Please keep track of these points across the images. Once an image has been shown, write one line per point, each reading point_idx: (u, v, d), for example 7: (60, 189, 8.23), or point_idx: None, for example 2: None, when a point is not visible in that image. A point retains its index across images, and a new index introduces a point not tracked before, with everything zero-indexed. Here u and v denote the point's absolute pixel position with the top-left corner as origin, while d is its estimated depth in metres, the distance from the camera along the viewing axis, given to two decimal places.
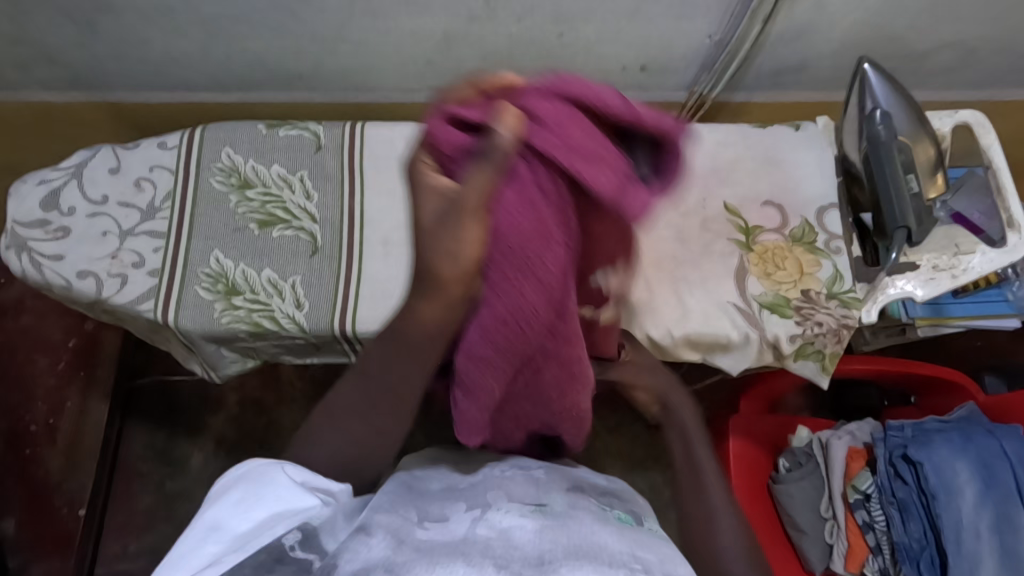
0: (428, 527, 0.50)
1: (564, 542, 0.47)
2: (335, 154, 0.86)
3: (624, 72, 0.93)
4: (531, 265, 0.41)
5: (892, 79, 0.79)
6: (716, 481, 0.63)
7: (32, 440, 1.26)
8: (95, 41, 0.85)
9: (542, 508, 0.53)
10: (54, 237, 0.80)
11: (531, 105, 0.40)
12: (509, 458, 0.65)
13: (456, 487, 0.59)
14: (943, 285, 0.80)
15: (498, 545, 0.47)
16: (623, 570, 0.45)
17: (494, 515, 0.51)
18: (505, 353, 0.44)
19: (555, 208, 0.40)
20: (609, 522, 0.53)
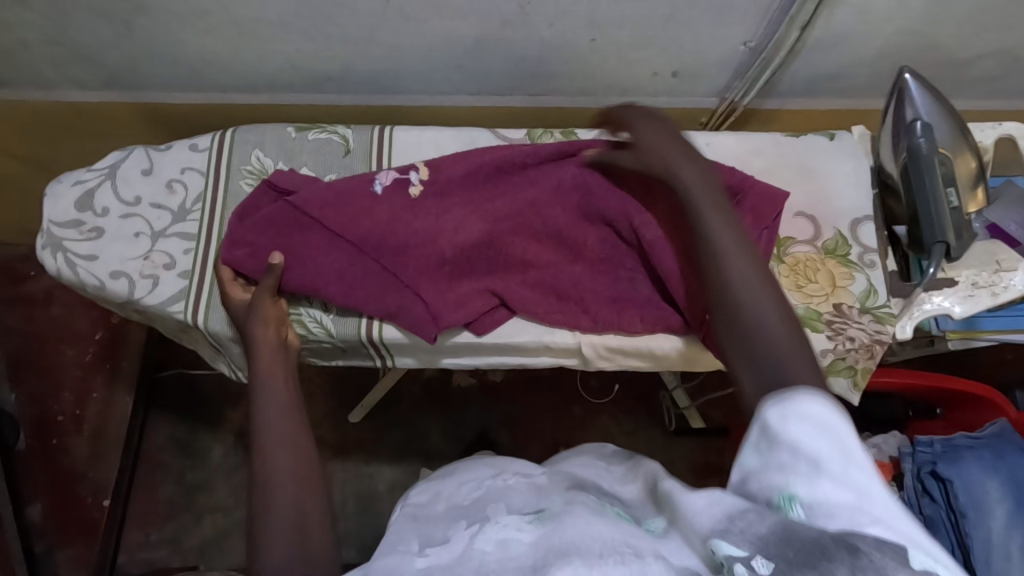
0: (428, 554, 0.50)
1: (557, 542, 0.47)
2: (365, 158, 0.86)
3: (655, 78, 0.92)
4: (302, 253, 0.76)
5: (932, 89, 0.77)
6: (714, 214, 0.52)
7: (59, 428, 1.29)
8: (129, 41, 0.86)
9: (540, 515, 0.51)
10: (87, 238, 0.81)
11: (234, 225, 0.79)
12: (512, 465, 0.62)
13: (460, 504, 0.57)
14: (982, 303, 0.78)
15: (494, 561, 0.47)
16: (612, 558, 0.44)
17: (492, 528, 0.51)
18: (366, 280, 0.76)
19: (265, 222, 0.77)
20: (607, 513, 0.51)
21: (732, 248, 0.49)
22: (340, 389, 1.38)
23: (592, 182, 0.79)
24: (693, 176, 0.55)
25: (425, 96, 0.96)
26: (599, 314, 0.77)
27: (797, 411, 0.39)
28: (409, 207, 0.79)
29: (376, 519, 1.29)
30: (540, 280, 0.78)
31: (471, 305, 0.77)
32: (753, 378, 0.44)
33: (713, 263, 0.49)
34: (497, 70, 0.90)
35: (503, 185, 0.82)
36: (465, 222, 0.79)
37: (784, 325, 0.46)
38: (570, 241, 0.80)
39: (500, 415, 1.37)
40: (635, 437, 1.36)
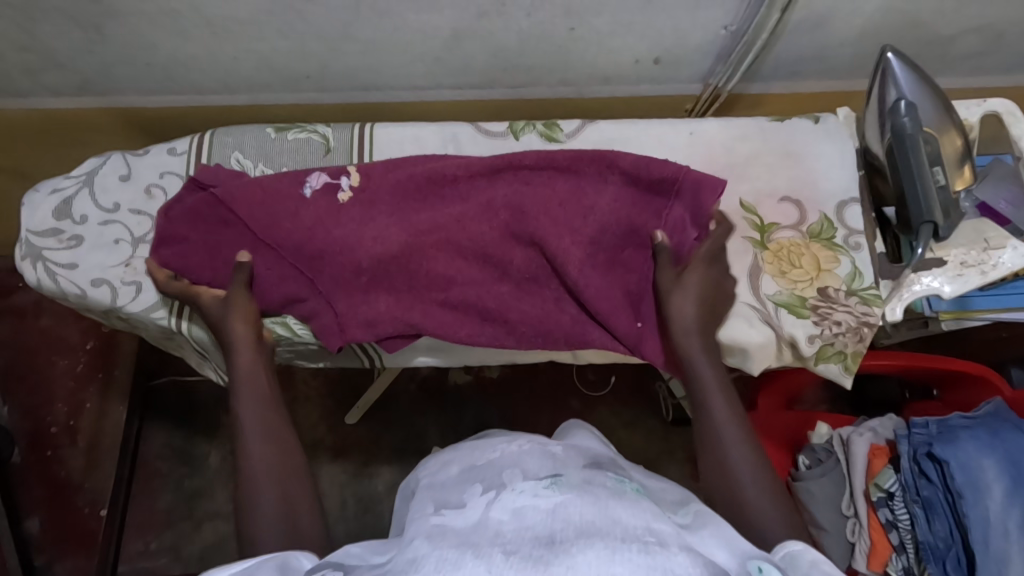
0: (442, 515, 0.51)
1: (577, 519, 0.46)
2: (345, 157, 0.85)
3: (637, 66, 0.91)
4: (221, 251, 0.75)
5: (915, 68, 0.76)
6: (716, 392, 0.65)
7: (54, 440, 1.28)
8: (102, 45, 0.84)
9: (557, 482, 0.51)
10: (66, 246, 0.80)
11: (167, 215, 0.78)
12: (526, 435, 0.63)
13: (473, 466, 0.58)
14: (972, 281, 0.78)
15: (510, 530, 0.46)
16: (636, 546, 0.43)
17: (508, 495, 0.50)
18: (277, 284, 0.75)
19: (190, 212, 0.77)
20: (625, 494, 0.51)
21: (728, 418, 0.63)
22: (334, 391, 1.37)
23: (525, 200, 0.76)
24: (699, 348, 0.68)
25: (407, 92, 0.95)
26: (523, 334, 0.75)
27: (823, 561, 0.48)
28: (333, 217, 0.76)
29: (376, 520, 1.29)
30: (461, 298, 0.75)
31: (384, 321, 0.73)
32: (736, 520, 0.58)
33: (709, 429, 0.63)
34: (478, 62, 0.89)
35: (432, 199, 0.78)
36: (385, 229, 0.76)
37: (764, 494, 0.58)
38: (496, 259, 0.76)
39: (497, 411, 1.36)
40: (632, 429, 1.36)
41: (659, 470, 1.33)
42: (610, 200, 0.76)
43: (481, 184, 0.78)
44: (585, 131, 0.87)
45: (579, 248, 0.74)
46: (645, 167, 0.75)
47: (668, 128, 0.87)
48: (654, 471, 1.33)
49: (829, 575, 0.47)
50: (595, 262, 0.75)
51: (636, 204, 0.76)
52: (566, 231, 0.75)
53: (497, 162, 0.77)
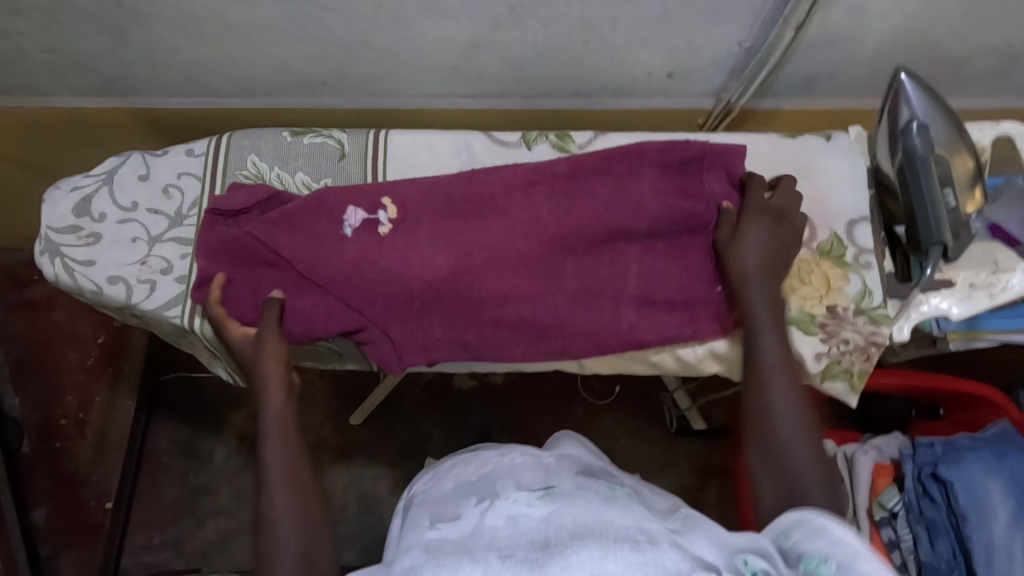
0: (439, 527, 0.51)
1: (570, 523, 0.47)
2: (359, 162, 0.86)
3: (650, 79, 0.92)
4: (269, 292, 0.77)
5: (928, 88, 0.77)
6: (777, 368, 0.65)
7: (63, 432, 1.29)
8: (124, 48, 0.86)
9: (550, 490, 0.52)
10: (85, 243, 0.81)
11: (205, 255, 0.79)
12: (519, 448, 0.64)
13: (468, 481, 0.59)
14: (980, 304, 0.78)
15: (506, 536, 0.47)
16: (628, 545, 0.44)
17: (502, 503, 0.51)
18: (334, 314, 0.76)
19: (232, 247, 0.79)
20: (618, 498, 0.52)
21: (775, 367, 0.65)
22: (340, 392, 1.38)
23: (569, 216, 0.78)
24: (760, 300, 0.70)
25: (421, 99, 0.96)
26: (578, 349, 0.78)
27: (835, 525, 0.47)
28: (376, 246, 0.78)
29: (377, 522, 1.29)
30: (518, 314, 0.77)
31: (440, 344, 0.77)
32: (774, 471, 0.58)
33: (765, 393, 0.63)
34: (491, 72, 0.90)
35: (473, 220, 0.79)
36: (430, 253, 0.77)
37: (810, 440, 0.60)
38: (548, 273, 0.77)
39: (501, 416, 1.37)
40: (635, 439, 1.36)
41: (661, 481, 1.33)
42: (651, 191, 0.77)
43: (515, 201, 0.79)
44: (596, 143, 0.88)
45: (635, 244, 0.78)
46: (677, 149, 0.78)
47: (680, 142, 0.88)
48: (656, 481, 1.33)
49: (839, 540, 0.46)
50: (650, 252, 0.78)
51: (676, 189, 0.78)
52: (611, 231, 0.77)
53: (528, 177, 0.80)
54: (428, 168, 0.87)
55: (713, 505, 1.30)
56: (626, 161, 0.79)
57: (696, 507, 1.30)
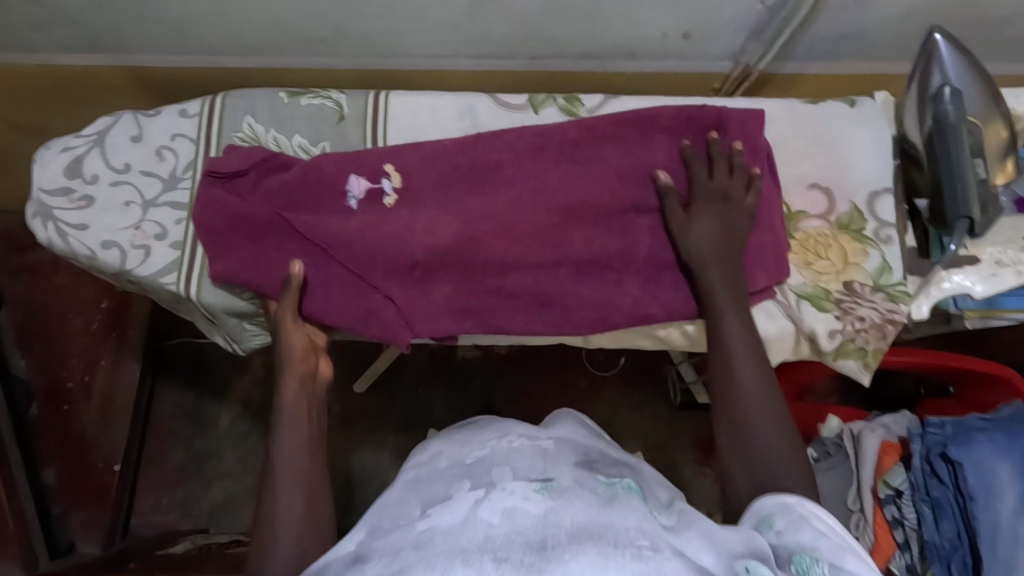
0: (430, 515, 0.50)
1: (568, 525, 0.45)
2: (358, 125, 0.83)
3: (665, 39, 0.87)
4: (268, 260, 0.74)
5: (965, 51, 0.72)
6: (747, 362, 0.63)
7: (69, 396, 1.28)
8: (113, 2, 0.82)
9: (547, 484, 0.50)
10: (77, 206, 0.79)
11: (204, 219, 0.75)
12: (517, 428, 0.63)
13: (462, 462, 0.58)
14: (1005, 282, 0.74)
15: (501, 534, 0.45)
16: (629, 552, 0.42)
17: (497, 495, 0.49)
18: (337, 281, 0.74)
19: (234, 216, 0.75)
20: (618, 496, 0.50)
21: (747, 353, 0.64)
22: (343, 361, 1.37)
23: (579, 184, 0.75)
24: (720, 284, 0.69)
25: (424, 59, 0.92)
26: (580, 321, 0.75)
27: (818, 515, 0.49)
28: (381, 217, 0.75)
29: (380, 490, 1.30)
30: (521, 286, 0.74)
31: (443, 312, 0.74)
32: (744, 464, 0.58)
33: (734, 391, 0.61)
34: (498, 30, 0.85)
35: (480, 187, 0.76)
36: (432, 217, 0.75)
37: (781, 430, 0.59)
38: (553, 241, 0.75)
39: (504, 386, 1.36)
40: (639, 411, 1.35)
41: (664, 454, 1.32)
42: (665, 159, 0.75)
43: (523, 168, 0.76)
44: (606, 107, 0.83)
45: (644, 217, 0.75)
46: (696, 115, 0.75)
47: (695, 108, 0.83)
48: (659, 454, 1.32)
49: (820, 531, 0.48)
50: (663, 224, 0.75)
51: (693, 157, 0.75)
52: (624, 199, 0.74)
53: (538, 143, 0.76)
54: (430, 132, 0.84)
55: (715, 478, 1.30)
56: (640, 127, 0.76)
57: (699, 480, 1.30)
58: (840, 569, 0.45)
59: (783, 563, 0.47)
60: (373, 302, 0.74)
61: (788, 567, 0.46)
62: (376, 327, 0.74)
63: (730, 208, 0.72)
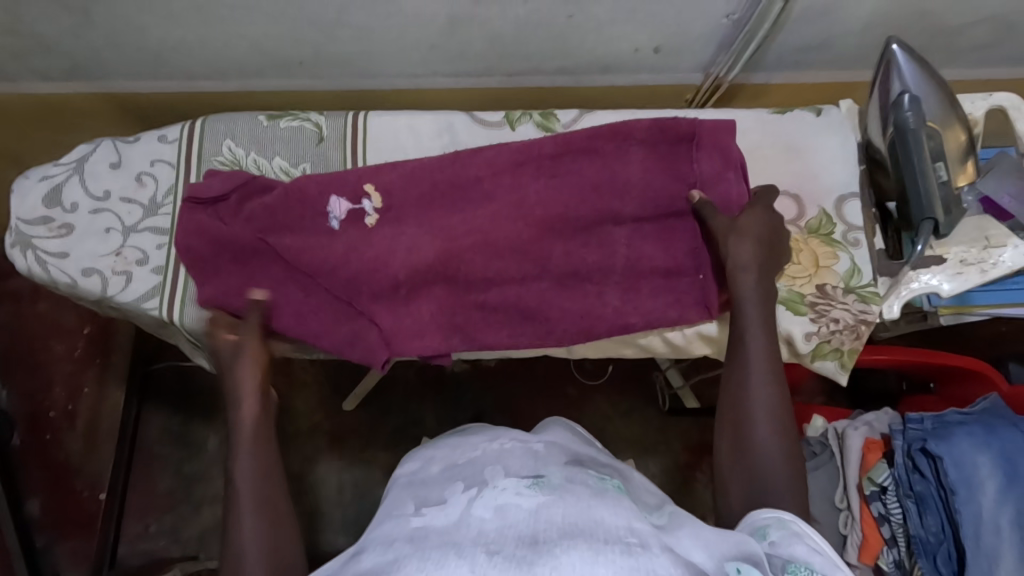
0: (424, 514, 0.51)
1: (559, 521, 0.45)
2: (338, 145, 0.84)
3: (637, 54, 0.90)
4: (254, 286, 0.76)
5: (921, 59, 0.75)
6: (760, 382, 0.63)
7: (51, 424, 1.27)
8: (91, 29, 0.82)
9: (539, 481, 0.51)
10: (57, 234, 0.79)
11: (190, 246, 0.77)
12: (508, 432, 0.63)
13: (455, 465, 0.59)
14: (971, 281, 0.77)
15: (493, 530, 0.46)
16: (619, 547, 0.43)
17: (490, 493, 0.50)
18: (324, 304, 0.76)
19: (219, 242, 0.76)
20: (607, 493, 0.51)
21: (764, 368, 0.63)
22: (331, 379, 1.37)
23: (557, 198, 0.76)
24: (753, 291, 0.67)
25: (403, 79, 0.93)
26: (563, 332, 0.76)
27: (811, 531, 0.50)
28: (364, 239, 0.77)
29: (374, 506, 1.29)
30: (502, 300, 0.76)
31: (431, 330, 0.76)
32: (744, 481, 0.60)
33: (744, 409, 0.62)
34: (474, 49, 0.87)
35: (461, 205, 0.77)
36: (414, 237, 0.76)
37: (786, 452, 0.60)
38: (533, 256, 0.76)
39: (494, 398, 1.36)
40: (628, 419, 1.36)
41: (654, 459, 1.34)
42: (640, 171, 0.76)
43: (501, 184, 0.77)
44: (582, 121, 0.85)
45: (621, 228, 0.76)
46: (670, 126, 0.75)
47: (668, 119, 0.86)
48: (650, 460, 1.33)
49: (814, 548, 0.49)
50: (639, 234, 0.76)
51: (666, 168, 0.76)
52: (600, 210, 0.76)
53: (517, 159, 0.77)
54: (410, 150, 0.85)
55: (706, 482, 1.31)
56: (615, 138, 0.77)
57: (690, 484, 1.31)
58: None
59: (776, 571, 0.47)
60: (359, 324, 0.76)
61: None
62: (361, 350, 0.76)
63: (751, 221, 0.71)
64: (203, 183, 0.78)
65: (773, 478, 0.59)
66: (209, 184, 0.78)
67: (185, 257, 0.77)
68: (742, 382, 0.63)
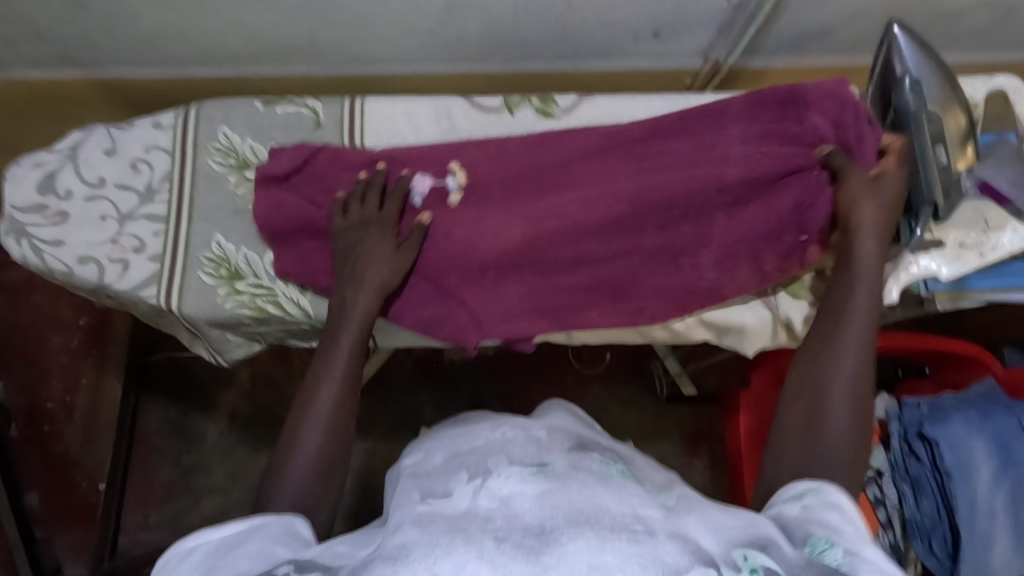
0: (429, 501, 0.50)
1: (566, 508, 0.46)
2: (336, 131, 0.83)
3: (636, 39, 0.89)
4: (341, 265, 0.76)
5: (922, 41, 0.74)
6: (846, 359, 0.62)
7: (50, 416, 1.28)
8: (82, 16, 0.81)
9: (543, 468, 0.51)
10: (52, 222, 0.78)
11: (270, 222, 0.77)
12: (511, 419, 0.64)
13: (458, 452, 0.59)
14: (968, 264, 0.78)
15: (500, 517, 0.46)
16: (626, 536, 0.43)
17: (496, 481, 0.50)
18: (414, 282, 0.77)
19: (297, 220, 0.77)
20: (612, 479, 0.51)
21: (859, 345, 0.62)
22: None
23: (649, 179, 0.75)
24: (872, 252, 0.66)
25: (399, 65, 0.92)
26: (654, 310, 0.77)
27: (847, 504, 0.50)
28: (447, 218, 0.77)
29: (374, 495, 1.29)
30: (592, 279, 0.77)
31: (518, 312, 0.77)
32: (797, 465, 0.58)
33: (818, 386, 0.61)
34: (471, 34, 0.86)
35: (546, 188, 0.78)
36: (498, 218, 0.77)
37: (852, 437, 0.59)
38: (621, 235, 0.76)
39: (494, 386, 1.36)
40: (627, 406, 1.36)
41: (652, 446, 1.34)
42: (739, 142, 0.74)
43: (582, 165, 0.78)
44: (582, 107, 0.85)
45: (722, 196, 0.74)
46: (766, 97, 0.75)
47: (667, 103, 0.85)
48: (649, 447, 1.34)
49: (846, 518, 0.49)
50: (740, 202, 0.74)
51: (767, 136, 0.74)
52: (697, 187, 0.74)
53: (606, 141, 0.78)
54: (408, 136, 0.84)
55: (704, 469, 1.32)
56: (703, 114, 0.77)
57: (688, 471, 1.32)
58: (853, 552, 0.45)
59: (796, 542, 0.47)
60: (433, 303, 0.77)
61: (802, 547, 0.47)
62: (455, 326, 0.77)
63: (879, 188, 0.69)
64: (274, 159, 0.79)
65: (837, 452, 0.58)
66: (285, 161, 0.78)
67: (273, 235, 0.78)
68: (835, 349, 0.62)
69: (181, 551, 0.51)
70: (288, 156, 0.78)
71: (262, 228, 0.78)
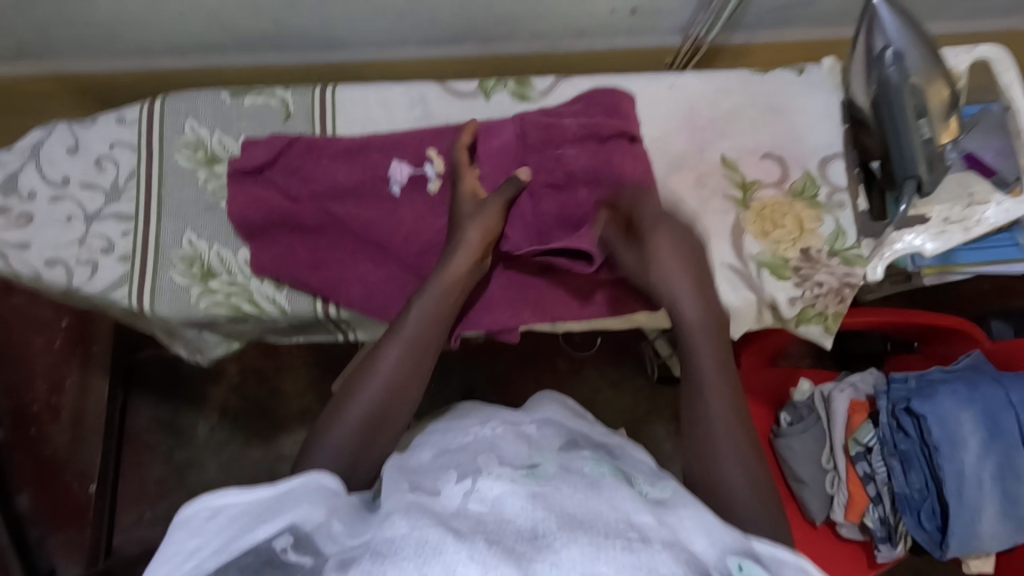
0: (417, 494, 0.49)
1: (558, 512, 0.45)
2: (307, 121, 0.81)
3: (614, 16, 0.86)
4: (322, 258, 0.75)
5: (904, 11, 0.71)
6: (715, 400, 0.62)
7: (36, 418, 1.21)
8: (34, 6, 0.78)
9: (533, 471, 0.51)
10: (16, 224, 0.76)
11: (244, 216, 0.75)
12: (499, 415, 0.64)
13: (448, 450, 0.58)
14: (955, 238, 0.77)
15: (491, 520, 0.45)
16: (621, 543, 0.42)
17: (486, 482, 0.49)
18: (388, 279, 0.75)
19: (271, 214, 0.75)
20: (603, 477, 0.50)
21: (716, 378, 0.64)
22: (320, 360, 1.36)
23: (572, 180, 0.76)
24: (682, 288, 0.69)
25: (372, 49, 0.90)
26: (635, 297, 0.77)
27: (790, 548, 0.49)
28: (430, 205, 0.76)
29: None
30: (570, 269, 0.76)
31: (501, 303, 0.75)
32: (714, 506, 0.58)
33: (704, 433, 0.61)
34: (444, 15, 0.83)
35: None
36: None
37: (739, 459, 0.60)
38: None
39: (484, 373, 1.35)
40: (618, 388, 1.36)
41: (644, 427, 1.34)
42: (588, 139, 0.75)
43: None
44: (560, 89, 0.83)
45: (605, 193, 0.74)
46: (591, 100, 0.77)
47: (646, 82, 0.84)
48: (641, 428, 1.34)
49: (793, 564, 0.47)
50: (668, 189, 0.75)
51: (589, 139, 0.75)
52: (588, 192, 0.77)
53: (584, 132, 0.74)
54: (381, 124, 0.82)
55: None
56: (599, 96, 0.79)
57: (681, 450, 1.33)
58: None
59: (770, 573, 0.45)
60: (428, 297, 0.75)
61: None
62: None
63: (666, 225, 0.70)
64: (249, 151, 0.77)
65: (733, 484, 0.58)
66: (259, 153, 0.76)
67: (248, 231, 0.76)
68: (694, 405, 0.63)
69: (206, 510, 0.47)
70: (262, 148, 0.76)
71: (235, 223, 0.75)
